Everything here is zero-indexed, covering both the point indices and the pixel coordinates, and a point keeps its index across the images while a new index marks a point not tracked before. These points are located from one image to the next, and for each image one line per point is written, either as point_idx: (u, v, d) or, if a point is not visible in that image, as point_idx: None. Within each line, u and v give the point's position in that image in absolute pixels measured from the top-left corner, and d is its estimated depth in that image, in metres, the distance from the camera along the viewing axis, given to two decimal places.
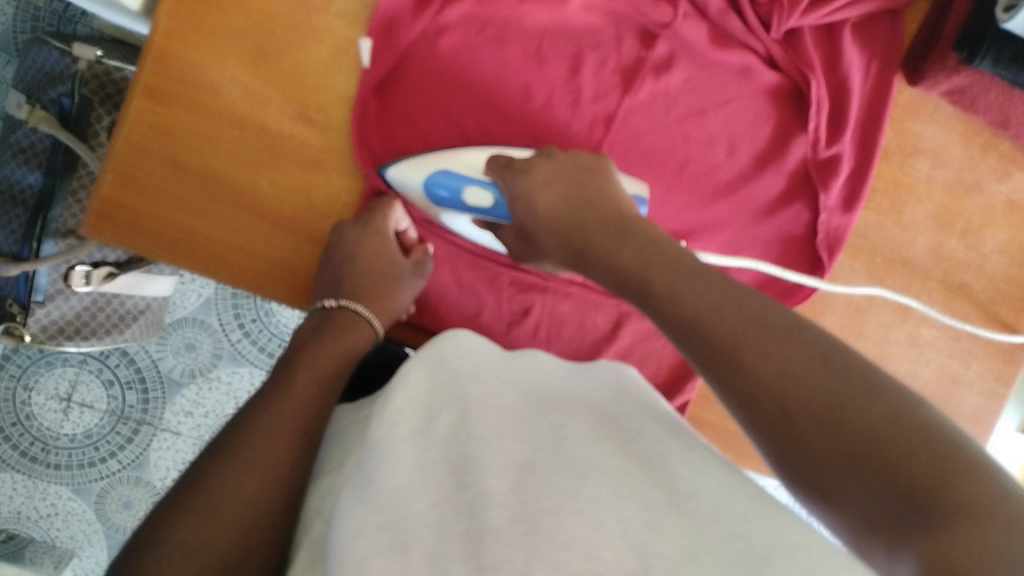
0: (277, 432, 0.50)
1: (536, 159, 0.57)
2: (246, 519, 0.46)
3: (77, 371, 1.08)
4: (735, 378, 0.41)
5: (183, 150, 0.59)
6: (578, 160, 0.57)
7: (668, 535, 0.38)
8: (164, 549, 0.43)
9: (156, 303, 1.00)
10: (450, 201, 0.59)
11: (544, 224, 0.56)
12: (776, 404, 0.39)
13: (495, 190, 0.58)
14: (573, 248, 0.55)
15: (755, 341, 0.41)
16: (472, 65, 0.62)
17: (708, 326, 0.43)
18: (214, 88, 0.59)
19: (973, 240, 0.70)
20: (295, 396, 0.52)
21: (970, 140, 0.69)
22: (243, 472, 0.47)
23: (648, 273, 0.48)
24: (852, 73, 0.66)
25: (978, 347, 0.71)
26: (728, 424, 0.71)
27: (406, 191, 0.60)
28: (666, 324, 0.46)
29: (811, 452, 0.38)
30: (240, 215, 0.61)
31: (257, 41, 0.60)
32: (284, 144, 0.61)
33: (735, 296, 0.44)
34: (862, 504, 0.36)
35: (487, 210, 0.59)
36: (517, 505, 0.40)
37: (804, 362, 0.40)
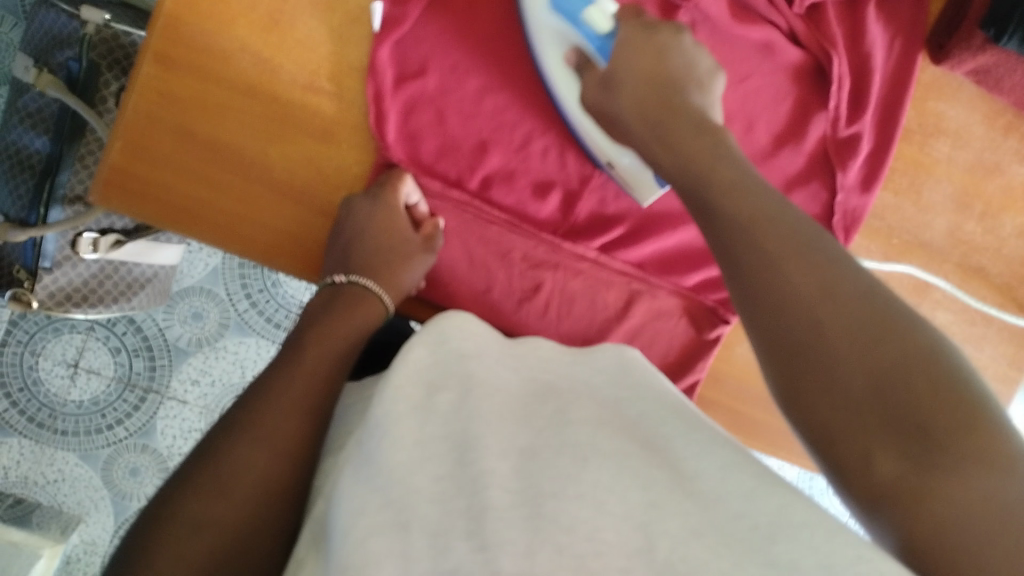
0: (282, 406, 0.49)
1: (635, 33, 0.56)
2: (253, 493, 0.45)
3: (85, 338, 1.08)
4: (769, 288, 0.41)
5: (193, 118, 0.58)
6: (661, 40, 0.55)
7: (671, 508, 0.38)
8: (174, 527, 0.43)
9: (163, 271, 1.01)
10: (570, 17, 0.57)
11: (630, 87, 0.54)
12: (807, 321, 0.39)
13: (614, 20, 0.58)
14: (648, 117, 0.53)
15: (803, 261, 0.41)
16: (489, 36, 0.61)
17: (754, 237, 0.43)
18: (225, 55, 0.58)
19: (992, 223, 0.69)
20: (304, 370, 0.52)
21: (992, 120, 0.68)
22: (250, 445, 0.47)
23: (712, 172, 0.47)
24: (876, 51, 0.65)
25: (993, 332, 0.71)
26: (738, 405, 0.70)
27: (524, 1, 0.59)
28: (712, 230, 0.45)
29: (832, 370, 0.37)
30: (248, 185, 0.60)
31: (269, 8, 0.58)
32: (295, 114, 0.60)
33: (788, 216, 0.43)
34: (867, 435, 0.36)
35: (595, 39, 0.58)
36: (519, 487, 0.40)
37: (844, 289, 0.39)
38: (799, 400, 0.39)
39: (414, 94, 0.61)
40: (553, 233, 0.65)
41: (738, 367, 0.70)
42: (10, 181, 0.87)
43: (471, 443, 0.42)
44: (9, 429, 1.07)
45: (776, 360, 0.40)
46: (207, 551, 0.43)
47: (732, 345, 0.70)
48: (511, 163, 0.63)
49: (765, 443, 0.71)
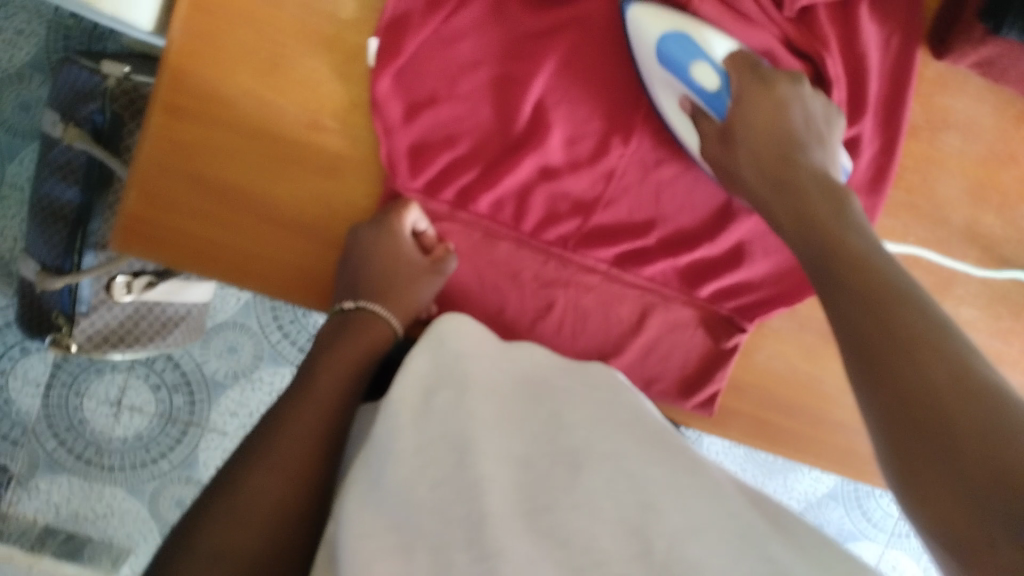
0: (291, 436, 0.50)
1: (758, 86, 0.57)
2: (265, 521, 0.47)
3: (126, 376, 1.11)
4: (882, 355, 0.41)
5: (204, 163, 0.60)
6: (779, 92, 0.57)
7: (665, 515, 0.41)
8: (198, 558, 0.44)
9: (196, 308, 1.03)
10: (679, 70, 0.58)
11: (751, 141, 0.56)
12: (916, 382, 0.39)
13: (724, 78, 0.58)
14: (772, 178, 0.55)
15: (932, 347, 0.40)
16: (486, 63, 0.62)
17: (869, 299, 0.44)
18: (229, 101, 0.59)
19: (1009, 215, 0.69)
20: (318, 396, 0.53)
21: (1003, 110, 0.67)
22: (265, 475, 0.48)
23: (822, 227, 0.50)
24: (870, 50, 0.64)
25: (1019, 324, 0.70)
26: (760, 413, 0.71)
27: (636, 36, 0.59)
28: (826, 285, 0.48)
29: (941, 455, 0.37)
30: (260, 222, 0.62)
31: (269, 51, 0.59)
32: (300, 153, 0.61)
33: (919, 306, 0.43)
34: (964, 495, 0.35)
35: (709, 94, 0.58)
36: (523, 499, 0.42)
37: (949, 353, 0.39)
38: (905, 449, 0.39)
39: (424, 121, 0.61)
40: (563, 248, 0.65)
41: (757, 374, 0.70)
42: (44, 229, 0.90)
43: (470, 447, 0.44)
44: (59, 467, 1.10)
45: (899, 454, 0.39)
46: None
47: (751, 353, 0.70)
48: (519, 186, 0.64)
49: (791, 449, 0.71)
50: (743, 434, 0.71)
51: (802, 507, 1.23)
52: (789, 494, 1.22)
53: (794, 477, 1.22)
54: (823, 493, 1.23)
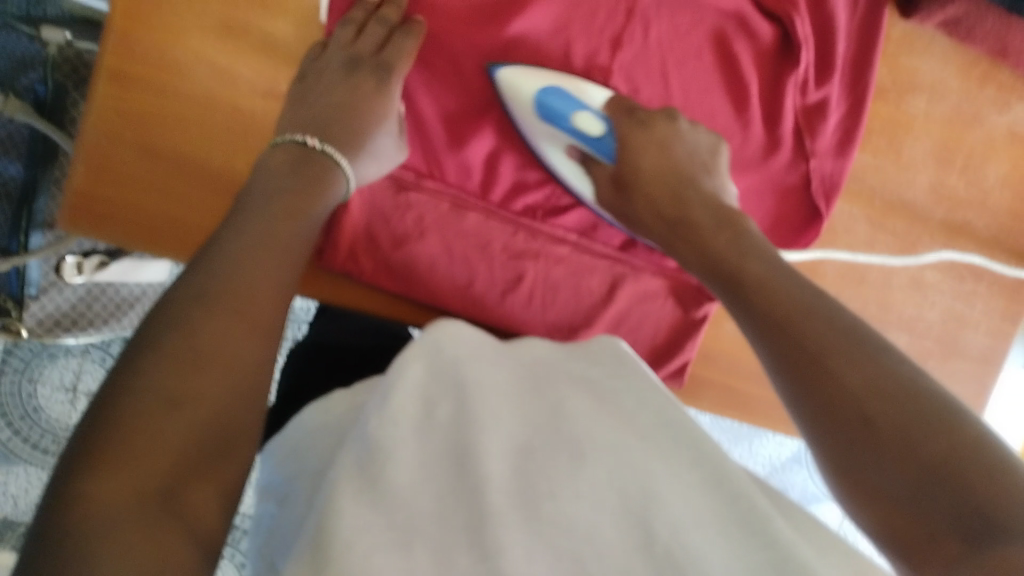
0: (230, 286, 0.42)
1: (636, 129, 0.59)
2: (191, 375, 0.38)
3: (81, 360, 1.07)
4: (819, 383, 0.42)
5: (156, 134, 0.57)
6: (661, 132, 0.59)
7: (667, 505, 0.40)
8: (144, 401, 0.36)
9: (152, 290, 1.00)
10: (564, 122, 0.58)
11: (646, 189, 0.60)
12: (855, 409, 0.40)
13: (607, 122, 0.59)
14: (665, 215, 0.59)
15: (842, 354, 0.42)
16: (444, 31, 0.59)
17: (800, 326, 0.45)
18: (180, 68, 0.57)
19: (974, 176, 0.69)
20: (268, 235, 0.46)
21: (968, 71, 0.67)
22: (207, 317, 0.40)
23: (741, 269, 0.51)
24: (838, 11, 0.63)
25: (983, 285, 0.71)
26: (731, 380, 0.71)
27: (512, 98, 0.58)
28: (748, 316, 0.48)
29: (884, 466, 0.38)
30: (217, 195, 0.59)
31: (219, 14, 0.57)
32: (258, 121, 0.59)
33: (823, 313, 0.45)
34: (927, 524, 0.36)
35: (595, 138, 0.59)
36: (517, 487, 0.41)
37: (889, 378, 0.40)
38: (851, 471, 0.40)
39: None
40: (533, 217, 0.64)
41: (727, 341, 0.70)
42: None
43: (469, 449, 0.42)
44: (13, 457, 1.07)
45: (832, 458, 0.41)
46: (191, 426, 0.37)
47: (721, 320, 0.69)
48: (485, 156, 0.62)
49: (762, 418, 0.71)
50: (713, 401, 0.71)
51: (766, 472, 1.24)
52: (754, 460, 1.24)
53: (759, 442, 1.23)
54: (787, 457, 1.25)
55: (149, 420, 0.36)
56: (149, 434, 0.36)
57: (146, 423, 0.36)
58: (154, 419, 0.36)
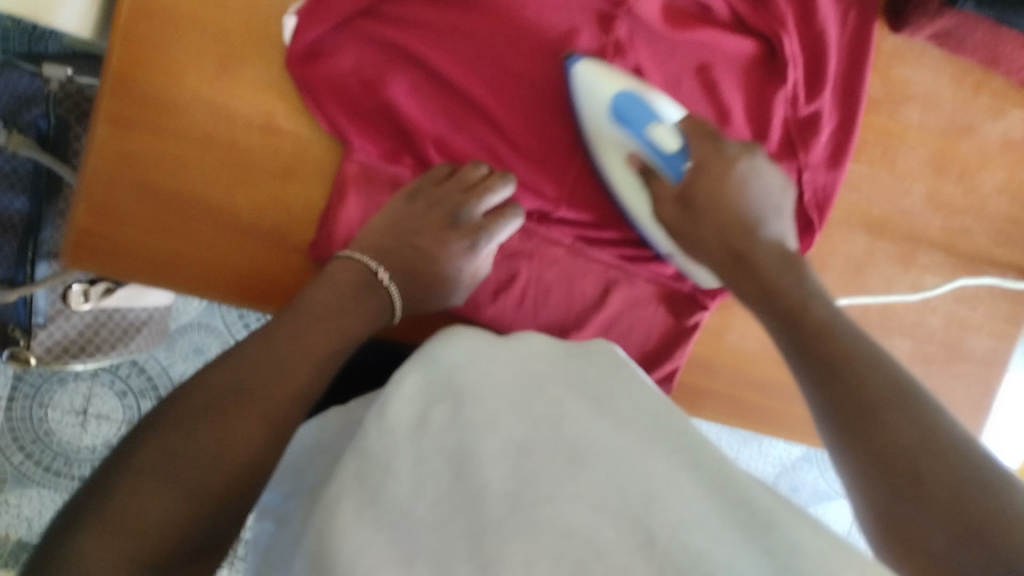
0: (272, 382, 0.48)
1: (713, 153, 0.58)
2: (207, 475, 0.43)
3: (90, 384, 1.09)
4: (874, 437, 0.41)
5: (155, 173, 0.58)
6: (739, 164, 0.57)
7: (668, 505, 0.39)
8: (114, 512, 0.40)
9: (158, 312, 1.02)
10: (635, 129, 0.58)
11: (713, 211, 0.57)
12: (906, 467, 0.39)
13: (683, 139, 0.58)
14: (730, 248, 0.56)
15: (900, 408, 0.41)
16: (431, 56, 0.60)
17: (853, 378, 0.44)
18: (177, 107, 0.58)
19: (970, 183, 0.69)
20: (304, 334, 0.51)
21: (961, 79, 0.67)
22: (242, 420, 0.45)
23: (804, 306, 0.49)
24: (828, 27, 0.64)
25: (985, 292, 0.70)
26: (734, 393, 0.71)
27: (586, 96, 0.60)
28: (802, 356, 0.47)
29: (920, 521, 0.37)
30: (217, 230, 0.60)
31: (216, 53, 0.58)
32: (255, 157, 0.60)
33: (891, 370, 0.44)
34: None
35: (666, 155, 0.58)
36: (511, 489, 0.41)
37: (944, 438, 0.39)
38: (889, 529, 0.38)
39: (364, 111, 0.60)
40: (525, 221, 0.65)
41: (731, 354, 0.70)
42: None
43: (469, 455, 0.43)
44: (26, 480, 1.07)
45: (868, 499, 0.40)
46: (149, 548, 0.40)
47: (722, 333, 0.70)
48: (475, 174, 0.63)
49: (766, 427, 0.72)
50: (718, 413, 0.71)
51: (777, 472, 1.25)
52: (764, 460, 1.24)
53: (768, 443, 1.24)
54: (797, 457, 1.26)
55: (111, 538, 0.39)
56: (144, 508, 0.41)
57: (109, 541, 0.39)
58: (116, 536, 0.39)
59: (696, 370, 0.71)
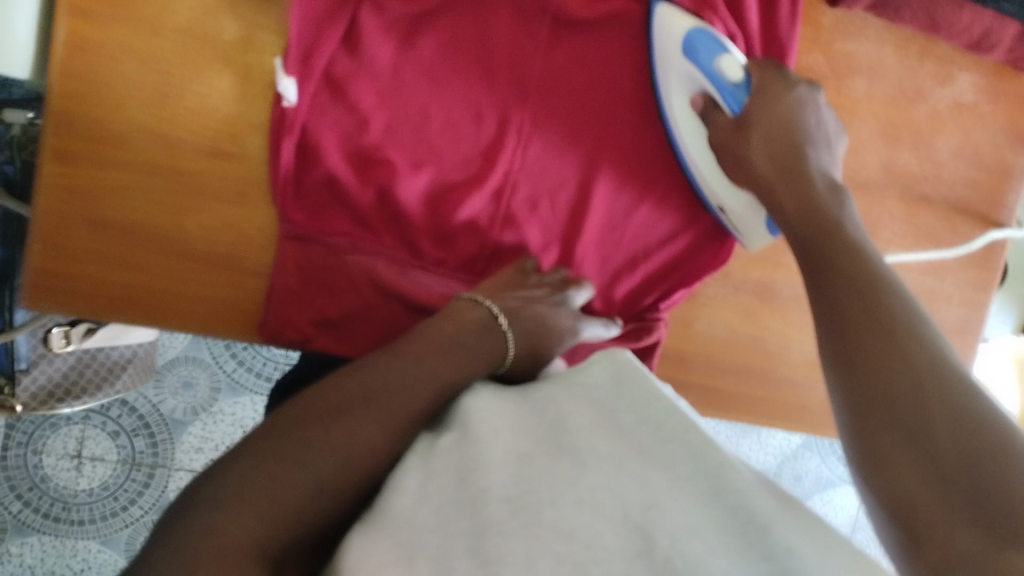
0: (401, 394, 0.49)
1: (777, 83, 0.57)
2: (336, 470, 0.44)
3: (82, 427, 1.09)
4: (870, 358, 0.42)
5: (107, 207, 0.59)
6: (799, 92, 0.57)
7: (667, 513, 0.40)
8: (234, 480, 0.41)
9: (142, 348, 1.02)
10: (703, 61, 0.57)
11: (767, 124, 0.56)
12: (912, 388, 0.39)
13: (747, 75, 0.57)
14: (782, 163, 0.56)
15: (907, 328, 0.42)
16: (361, 99, 0.59)
17: (861, 306, 0.45)
18: (122, 141, 0.58)
19: (925, 150, 0.69)
20: (418, 348, 0.53)
21: (904, 49, 0.67)
22: (366, 421, 0.47)
23: (835, 225, 0.51)
24: (753, 15, 0.63)
25: (949, 258, 0.71)
26: (710, 380, 0.72)
27: (664, 33, 0.60)
28: (818, 285, 0.49)
29: (920, 453, 0.37)
30: (174, 260, 0.60)
31: (156, 83, 0.58)
32: (204, 184, 0.60)
33: (895, 292, 0.45)
34: (953, 511, 0.35)
35: (730, 86, 0.57)
36: (515, 495, 0.42)
37: (954, 366, 0.40)
38: (876, 465, 0.39)
39: (302, 164, 0.60)
40: (472, 269, 0.66)
41: (700, 342, 0.71)
42: None
43: (472, 468, 0.44)
44: (26, 528, 1.07)
45: (863, 442, 0.40)
46: (272, 523, 0.40)
47: (690, 322, 0.71)
48: (427, 209, 0.63)
49: (741, 411, 0.73)
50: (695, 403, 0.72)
51: (779, 461, 1.24)
52: (764, 451, 1.24)
53: (767, 433, 1.24)
54: (797, 445, 1.25)
55: (241, 507, 0.40)
56: (271, 489, 0.41)
57: (246, 514, 0.40)
58: (236, 504, 0.40)
59: (668, 362, 0.71)
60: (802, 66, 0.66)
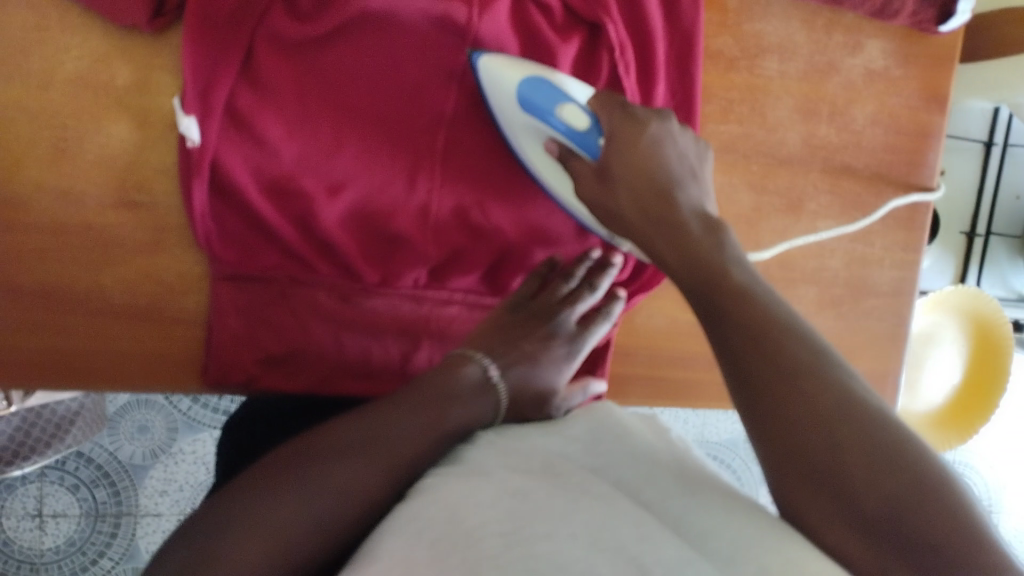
0: (415, 440, 0.49)
1: (626, 122, 0.56)
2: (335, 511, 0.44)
3: (40, 485, 1.05)
4: (780, 406, 0.43)
5: (19, 272, 0.57)
6: (651, 130, 0.56)
7: (661, 546, 0.39)
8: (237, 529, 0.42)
9: (90, 399, 1.00)
10: (545, 111, 0.57)
11: (630, 175, 0.55)
12: (826, 439, 0.41)
13: (593, 115, 0.57)
14: (649, 217, 0.54)
15: (813, 374, 0.43)
16: (268, 130, 0.58)
17: (767, 346, 0.45)
18: (23, 201, 0.56)
19: (842, 120, 0.69)
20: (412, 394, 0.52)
21: (811, 23, 0.67)
22: (369, 467, 0.46)
23: (724, 274, 0.49)
24: (651, 10, 0.63)
25: (879, 225, 0.71)
26: (661, 372, 0.72)
27: (495, 84, 0.59)
28: (712, 321, 0.49)
29: (849, 504, 0.40)
30: (97, 318, 0.59)
31: (51, 139, 0.56)
32: (116, 236, 0.58)
33: (796, 332, 0.45)
34: (883, 555, 0.39)
35: (579, 132, 0.57)
36: (509, 528, 0.40)
37: (866, 409, 0.42)
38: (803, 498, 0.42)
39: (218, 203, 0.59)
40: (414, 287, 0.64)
41: (644, 334, 0.71)
42: None
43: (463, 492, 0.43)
44: None
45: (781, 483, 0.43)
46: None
47: (630, 316, 0.70)
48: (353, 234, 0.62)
49: (691, 395, 0.73)
50: (642, 394, 0.73)
51: None
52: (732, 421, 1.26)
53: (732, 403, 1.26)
54: None
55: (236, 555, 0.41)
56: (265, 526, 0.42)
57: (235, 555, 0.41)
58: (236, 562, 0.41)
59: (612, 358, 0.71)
60: (713, 51, 0.66)
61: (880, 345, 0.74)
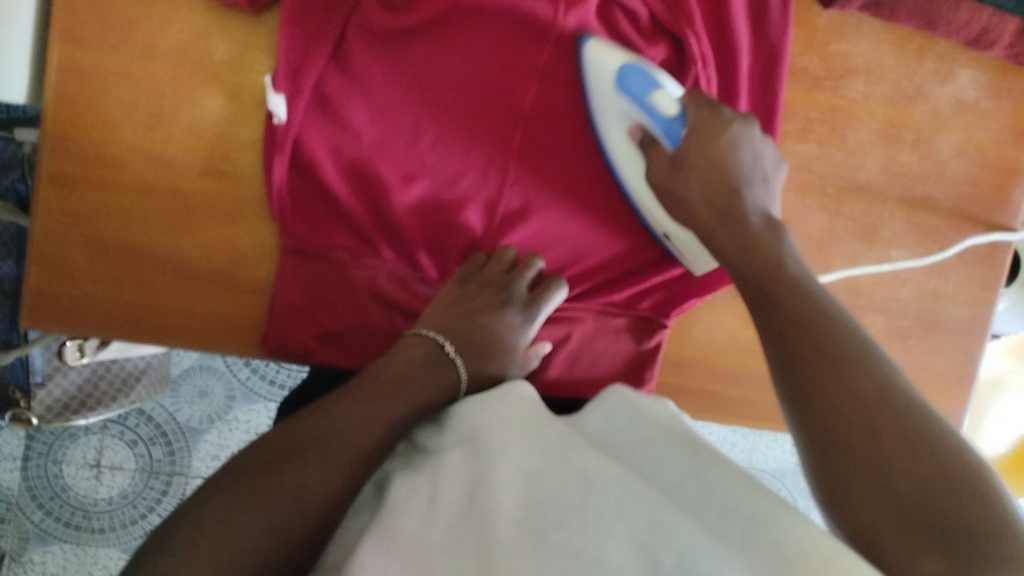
0: (346, 442, 0.51)
1: (705, 114, 0.56)
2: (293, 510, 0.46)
3: (101, 437, 1.10)
4: (824, 395, 0.46)
5: (104, 228, 0.59)
6: (732, 129, 0.56)
7: (671, 531, 0.42)
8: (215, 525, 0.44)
9: (156, 359, 1.03)
10: (634, 94, 0.56)
11: (700, 172, 0.55)
12: (864, 425, 0.44)
13: (682, 107, 0.56)
14: (716, 206, 0.55)
15: (859, 365, 0.46)
16: (352, 115, 0.60)
17: (818, 336, 0.48)
18: (115, 162, 0.59)
19: (926, 149, 0.68)
20: (375, 381, 0.56)
21: (901, 46, 0.66)
22: (320, 465, 0.49)
23: (781, 266, 0.52)
24: (739, 26, 0.63)
25: (955, 259, 0.70)
26: (711, 386, 0.72)
27: (595, 67, 0.59)
28: (762, 313, 0.52)
29: (881, 492, 0.42)
30: (171, 279, 0.61)
31: (148, 105, 0.58)
32: (198, 203, 0.60)
33: (845, 325, 0.49)
34: (917, 540, 0.40)
35: (665, 118, 0.56)
36: (522, 516, 0.44)
37: (902, 398, 0.44)
38: (837, 483, 0.44)
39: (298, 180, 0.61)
40: None
41: (702, 347, 0.71)
42: None
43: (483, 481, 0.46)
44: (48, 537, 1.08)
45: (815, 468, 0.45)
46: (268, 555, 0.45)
47: (688, 326, 0.70)
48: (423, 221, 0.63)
49: (744, 414, 0.73)
50: (694, 409, 0.72)
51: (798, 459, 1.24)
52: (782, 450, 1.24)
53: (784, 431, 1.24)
54: None
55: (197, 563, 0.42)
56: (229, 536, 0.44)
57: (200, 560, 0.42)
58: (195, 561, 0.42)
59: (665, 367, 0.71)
60: (797, 68, 0.66)
61: (946, 383, 0.72)
